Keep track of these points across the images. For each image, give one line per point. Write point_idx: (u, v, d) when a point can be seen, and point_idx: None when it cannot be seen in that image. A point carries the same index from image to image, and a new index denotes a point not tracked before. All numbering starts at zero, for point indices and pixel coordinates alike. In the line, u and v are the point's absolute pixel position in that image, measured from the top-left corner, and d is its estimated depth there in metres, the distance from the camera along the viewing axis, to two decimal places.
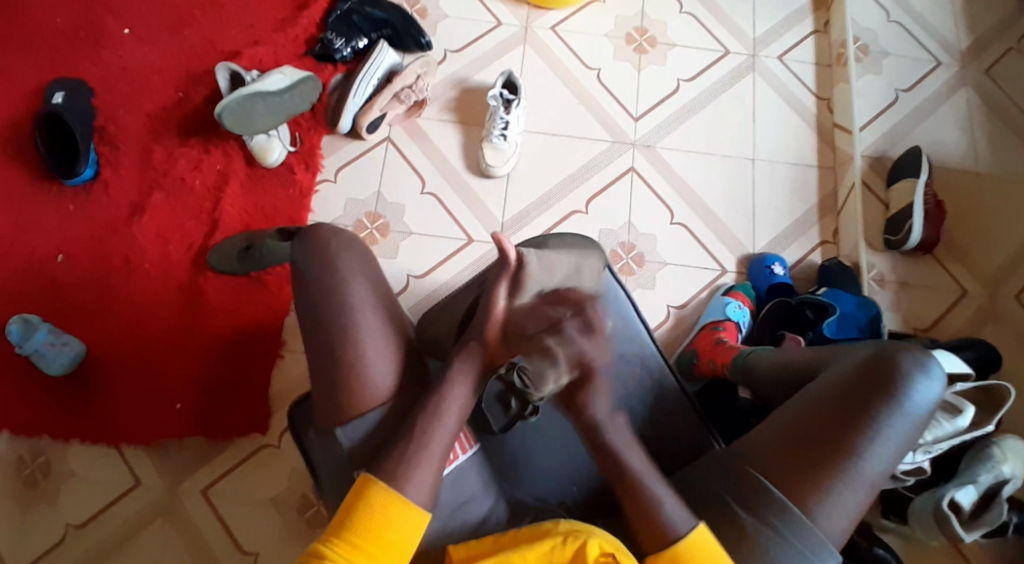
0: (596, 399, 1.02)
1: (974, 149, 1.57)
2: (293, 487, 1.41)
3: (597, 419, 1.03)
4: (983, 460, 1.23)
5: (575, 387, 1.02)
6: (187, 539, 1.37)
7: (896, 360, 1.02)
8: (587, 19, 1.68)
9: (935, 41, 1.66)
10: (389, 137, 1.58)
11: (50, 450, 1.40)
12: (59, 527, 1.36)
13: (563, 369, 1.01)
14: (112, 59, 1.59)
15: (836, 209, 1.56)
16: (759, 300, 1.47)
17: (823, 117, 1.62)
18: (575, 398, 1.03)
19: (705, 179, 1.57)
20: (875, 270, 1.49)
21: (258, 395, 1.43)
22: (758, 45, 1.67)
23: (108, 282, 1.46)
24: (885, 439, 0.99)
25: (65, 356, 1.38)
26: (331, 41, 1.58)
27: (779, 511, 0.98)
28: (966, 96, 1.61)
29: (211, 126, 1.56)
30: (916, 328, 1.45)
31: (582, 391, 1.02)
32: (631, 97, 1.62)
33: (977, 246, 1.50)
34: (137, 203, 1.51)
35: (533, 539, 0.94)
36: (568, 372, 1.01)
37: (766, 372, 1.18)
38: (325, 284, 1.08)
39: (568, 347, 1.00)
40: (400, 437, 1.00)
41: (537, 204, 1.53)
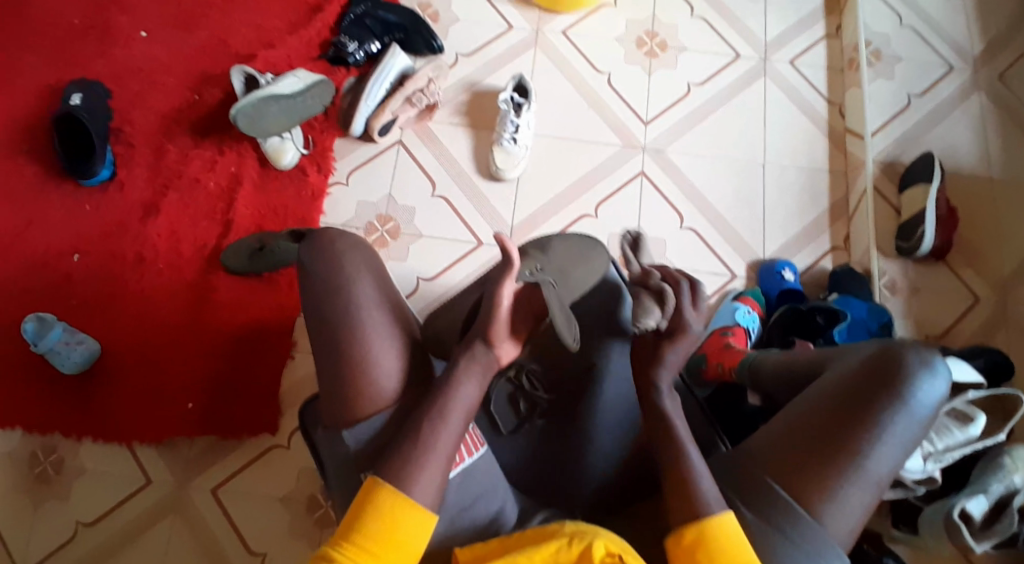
0: (675, 356, 1.07)
1: (987, 154, 1.55)
2: (301, 487, 1.42)
3: (659, 387, 1.07)
4: (994, 470, 1.22)
5: (664, 336, 1.08)
6: (196, 535, 1.38)
7: (900, 357, 1.02)
8: (598, 22, 1.68)
9: (949, 45, 1.65)
10: (400, 139, 1.59)
11: (62, 447, 1.42)
12: (70, 523, 1.38)
13: (664, 311, 1.09)
14: (128, 61, 1.61)
15: (847, 214, 1.55)
16: (769, 305, 1.47)
17: (834, 121, 1.62)
18: (653, 355, 1.08)
19: (715, 183, 1.57)
20: (886, 276, 1.48)
21: (269, 393, 1.45)
22: (769, 49, 1.66)
23: (123, 281, 1.48)
24: (889, 437, 0.99)
25: (79, 354, 1.40)
26: (344, 44, 1.59)
27: (783, 510, 0.98)
28: (980, 101, 1.60)
29: (225, 128, 1.58)
30: (927, 334, 1.44)
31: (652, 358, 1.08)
32: (641, 101, 1.62)
33: (989, 252, 1.49)
34: (151, 203, 1.53)
35: (539, 541, 0.95)
36: (663, 319, 1.09)
37: (773, 378, 1.17)
38: (332, 285, 1.09)
39: (663, 303, 1.09)
40: (405, 437, 1.00)
41: (547, 207, 1.54)
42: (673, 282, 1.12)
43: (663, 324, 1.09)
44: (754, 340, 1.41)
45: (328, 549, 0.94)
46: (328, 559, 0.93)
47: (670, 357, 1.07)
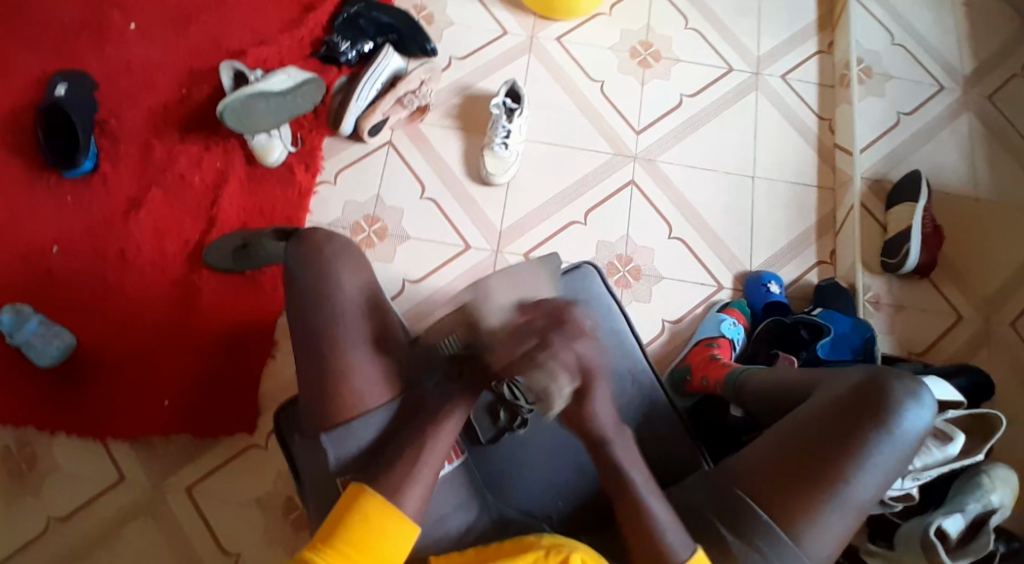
0: (599, 404, 1.00)
1: (974, 174, 1.57)
2: (278, 489, 1.41)
3: (604, 435, 1.01)
4: (973, 489, 1.24)
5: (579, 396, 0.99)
6: (169, 537, 1.36)
7: (887, 387, 1.03)
8: (593, 31, 1.68)
9: (939, 65, 1.66)
10: (390, 140, 1.58)
11: (36, 442, 1.40)
12: (41, 519, 1.36)
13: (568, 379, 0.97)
14: (117, 53, 1.59)
15: (834, 229, 1.56)
16: (754, 318, 1.48)
17: (824, 137, 1.62)
18: (579, 409, 1.00)
19: (705, 195, 1.57)
20: (870, 292, 1.49)
21: (247, 396, 1.43)
22: (761, 64, 1.67)
23: (103, 277, 1.46)
24: (873, 466, 1.00)
25: (54, 348, 1.38)
26: (337, 43, 1.58)
27: (764, 533, 0.99)
28: (968, 121, 1.61)
29: (212, 124, 1.57)
30: (909, 351, 1.45)
31: (584, 399, 0.99)
32: (634, 110, 1.62)
33: (974, 271, 1.50)
34: (135, 197, 1.51)
35: (517, 553, 0.95)
36: (571, 382, 0.97)
37: (757, 390, 1.18)
38: (318, 287, 1.10)
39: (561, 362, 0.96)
40: (401, 444, 1.03)
41: (535, 214, 1.53)
42: (559, 335, 0.97)
43: (574, 384, 0.98)
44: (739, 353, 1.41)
45: (307, 553, 0.94)
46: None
47: (597, 408, 1.00)
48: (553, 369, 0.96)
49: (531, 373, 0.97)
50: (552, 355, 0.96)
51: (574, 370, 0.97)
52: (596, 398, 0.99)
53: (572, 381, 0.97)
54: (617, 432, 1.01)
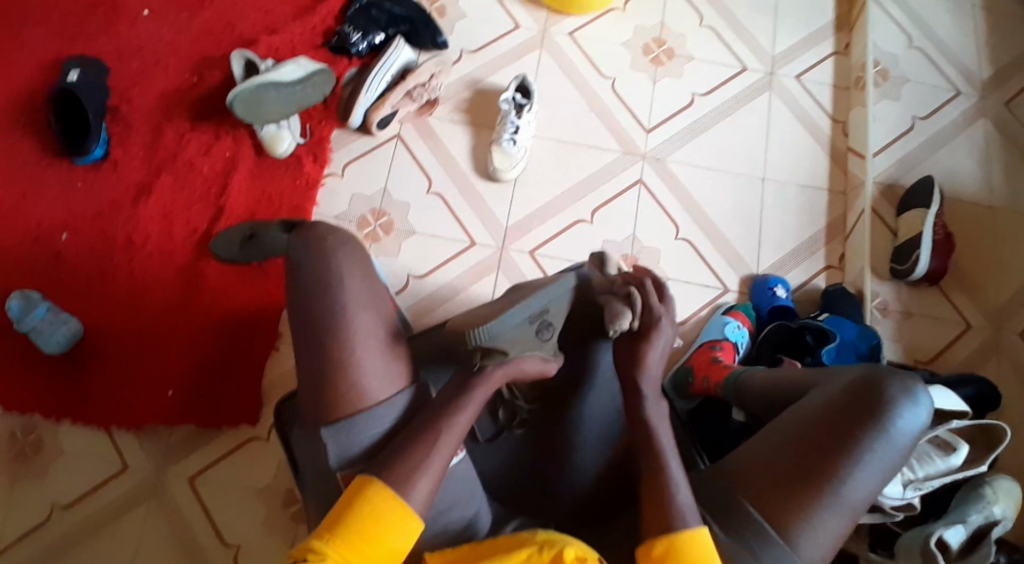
0: (653, 354, 1.10)
1: (989, 181, 1.54)
2: (279, 479, 1.42)
3: (644, 393, 1.08)
4: (975, 499, 1.22)
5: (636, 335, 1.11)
6: (172, 523, 1.38)
7: (883, 385, 1.02)
8: (606, 26, 1.66)
9: (957, 69, 1.63)
10: (399, 134, 1.58)
11: (42, 428, 1.41)
12: (46, 504, 1.38)
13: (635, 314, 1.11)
14: (129, 39, 1.60)
15: (844, 233, 1.54)
16: (760, 320, 1.46)
17: (837, 139, 1.60)
18: (632, 357, 1.11)
19: (714, 195, 1.55)
20: (879, 298, 1.47)
21: (251, 385, 1.44)
22: (776, 63, 1.65)
23: (111, 262, 1.47)
24: (869, 465, 0.99)
25: (61, 334, 1.39)
26: (348, 35, 1.58)
27: (756, 532, 0.98)
28: (985, 127, 1.58)
29: (222, 112, 1.57)
30: (916, 359, 1.44)
31: (643, 344, 1.11)
32: (645, 107, 1.60)
33: (985, 280, 1.48)
34: (144, 184, 1.52)
35: (512, 548, 0.95)
36: (634, 320, 1.11)
37: (756, 394, 1.17)
38: (321, 280, 1.10)
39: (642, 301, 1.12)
40: (399, 442, 1.02)
41: (542, 212, 1.53)
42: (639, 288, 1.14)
43: (634, 325, 1.11)
44: (742, 356, 1.40)
45: (311, 543, 0.94)
46: (313, 551, 0.93)
47: (650, 357, 1.10)
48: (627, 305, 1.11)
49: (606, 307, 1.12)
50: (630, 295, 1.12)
51: (648, 310, 1.12)
52: (653, 343, 1.10)
53: (633, 321, 1.11)
54: (657, 396, 1.09)
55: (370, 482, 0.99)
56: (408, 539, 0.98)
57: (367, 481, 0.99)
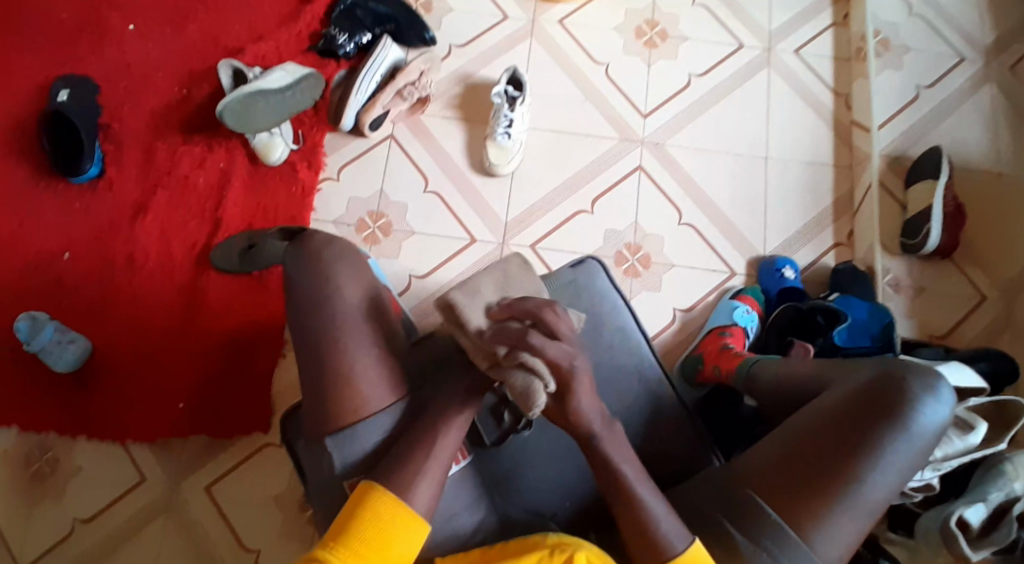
0: (584, 400, 0.97)
1: (998, 149, 1.50)
2: (293, 487, 1.41)
3: (591, 434, 0.98)
4: (995, 477, 1.19)
5: (561, 392, 0.96)
6: (191, 535, 1.38)
7: (902, 382, 0.99)
8: (596, 12, 1.63)
9: (959, 34, 1.58)
10: (392, 134, 1.56)
11: (57, 446, 1.42)
12: (67, 520, 1.38)
13: (541, 382, 0.93)
14: (117, 56, 1.59)
15: (852, 209, 1.50)
16: (770, 304, 1.43)
17: (840, 113, 1.56)
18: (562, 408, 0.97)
19: (716, 179, 1.52)
20: (890, 275, 1.43)
21: (259, 397, 1.43)
22: (773, 39, 1.61)
23: (113, 281, 1.47)
24: (888, 464, 0.97)
25: (71, 353, 1.39)
26: (335, 36, 1.55)
27: (772, 534, 0.96)
28: (990, 93, 1.54)
29: (214, 123, 1.56)
30: (930, 335, 1.40)
31: (567, 399, 0.96)
32: (640, 93, 1.57)
33: (999, 251, 1.44)
34: (141, 201, 1.51)
35: (522, 553, 0.93)
36: (548, 382, 0.94)
37: (772, 384, 1.14)
38: (318, 291, 1.08)
39: (541, 359, 0.93)
40: (399, 449, 1.01)
41: (540, 205, 1.50)
42: (532, 344, 0.94)
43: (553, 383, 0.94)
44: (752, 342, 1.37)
45: (319, 551, 0.93)
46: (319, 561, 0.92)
47: (578, 404, 0.97)
48: (529, 369, 0.94)
49: (511, 373, 0.94)
50: (529, 355, 0.94)
51: (547, 366, 0.93)
52: (577, 398, 0.96)
53: (549, 384, 0.94)
54: (606, 427, 0.99)
55: (374, 486, 0.97)
56: (415, 547, 0.97)
57: (370, 485, 0.97)
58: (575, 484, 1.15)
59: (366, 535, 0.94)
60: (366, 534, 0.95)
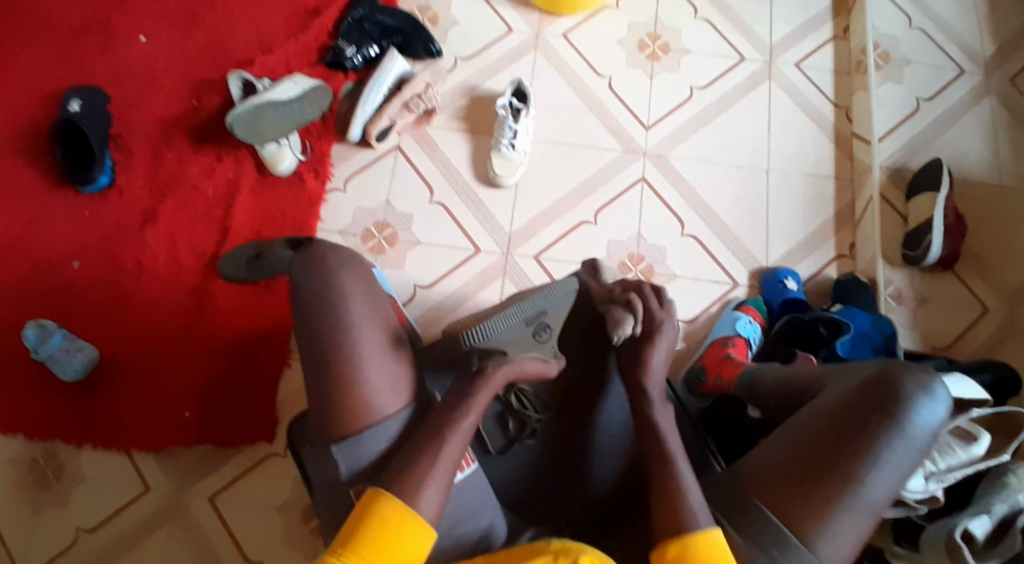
0: (658, 357, 1.10)
1: (998, 160, 1.51)
2: (297, 496, 1.42)
3: (650, 397, 1.08)
4: (999, 489, 1.19)
5: (642, 342, 1.10)
6: (195, 543, 1.39)
7: (897, 382, 1.00)
8: (600, 25, 1.65)
9: (959, 48, 1.60)
10: (398, 145, 1.57)
11: (62, 454, 1.43)
12: (70, 529, 1.39)
13: (636, 319, 1.10)
14: (127, 67, 1.61)
15: (853, 221, 1.52)
16: (771, 315, 1.44)
17: (841, 125, 1.58)
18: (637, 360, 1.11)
19: (719, 189, 1.53)
20: (891, 286, 1.45)
21: (264, 404, 1.45)
22: (775, 52, 1.63)
23: (121, 289, 1.48)
24: (886, 464, 0.98)
25: (78, 361, 1.40)
26: (343, 48, 1.58)
27: (773, 537, 0.97)
28: (990, 106, 1.55)
29: (223, 133, 1.58)
30: (933, 346, 1.41)
31: (646, 347, 1.10)
32: (643, 105, 1.59)
33: (1000, 262, 1.45)
34: (150, 210, 1.53)
35: (526, 556, 0.94)
36: (637, 324, 1.10)
37: (772, 389, 1.16)
38: (325, 298, 1.09)
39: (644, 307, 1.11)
40: (405, 454, 1.02)
41: (543, 215, 1.52)
42: (637, 295, 1.12)
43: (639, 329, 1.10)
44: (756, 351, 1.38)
45: (327, 556, 0.95)
46: None
47: (653, 357, 1.10)
48: (628, 310, 1.10)
49: (608, 313, 1.11)
50: (629, 301, 1.11)
51: (647, 315, 1.11)
52: (657, 348, 1.09)
53: (636, 325, 1.09)
54: (664, 400, 1.09)
55: (382, 492, 0.99)
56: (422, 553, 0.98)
57: (379, 491, 0.98)
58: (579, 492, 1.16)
59: (372, 540, 0.95)
60: (372, 539, 0.95)
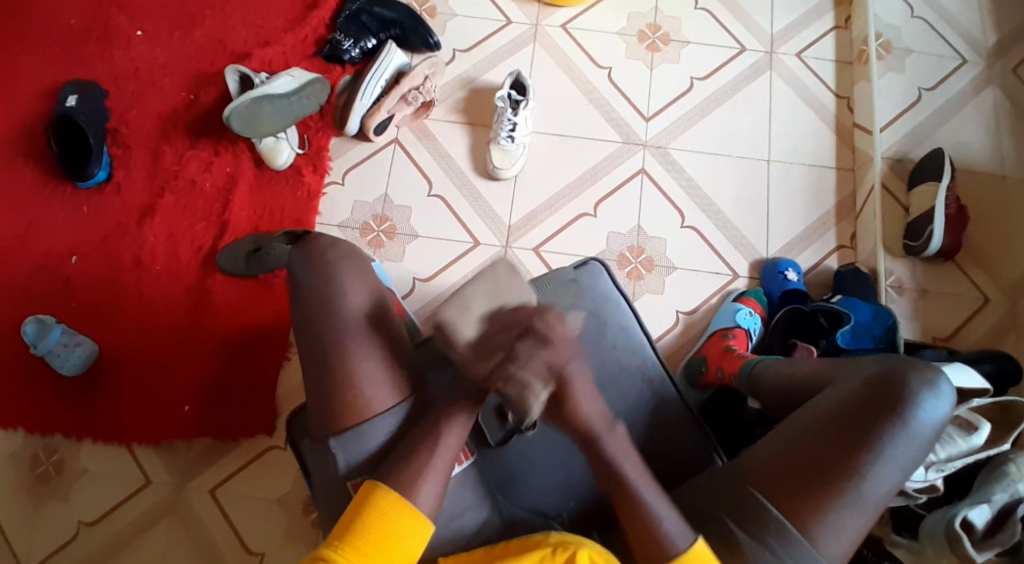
0: (583, 401, 0.99)
1: (1001, 150, 1.50)
2: (298, 489, 1.42)
3: (594, 431, 1.01)
4: (999, 478, 1.18)
5: (558, 397, 0.99)
6: (196, 536, 1.39)
7: (902, 379, 0.99)
8: (599, 16, 1.64)
9: (962, 37, 1.59)
10: (396, 138, 1.57)
11: (63, 447, 1.43)
12: (72, 522, 1.39)
13: (541, 387, 0.96)
14: (125, 61, 1.60)
15: (854, 213, 1.51)
16: (772, 306, 1.43)
17: (842, 116, 1.57)
18: (561, 408, 1.00)
19: (718, 181, 1.53)
20: (893, 276, 1.44)
21: (264, 397, 1.44)
22: (775, 42, 1.62)
23: (119, 285, 1.48)
24: (889, 460, 0.97)
25: (77, 356, 1.40)
26: (340, 41, 1.57)
27: (774, 531, 0.96)
28: (993, 95, 1.54)
29: (221, 127, 1.57)
30: (933, 337, 1.40)
31: (565, 398, 0.99)
32: (643, 97, 1.58)
33: (1002, 252, 1.44)
34: (148, 205, 1.53)
35: (524, 550, 0.94)
36: (545, 386, 0.97)
37: (773, 384, 1.15)
38: (321, 292, 1.09)
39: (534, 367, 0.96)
40: (402, 448, 1.01)
41: (543, 208, 1.51)
42: (527, 346, 0.96)
43: (550, 388, 0.97)
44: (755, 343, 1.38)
45: (324, 550, 0.95)
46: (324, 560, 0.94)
47: (581, 406, 1.00)
48: (525, 377, 0.96)
49: (507, 382, 0.97)
50: (522, 361, 0.96)
51: (547, 371, 0.96)
52: (578, 398, 0.99)
53: (548, 386, 0.97)
54: (608, 426, 1.01)
55: (379, 486, 0.98)
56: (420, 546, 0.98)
57: (376, 485, 0.98)
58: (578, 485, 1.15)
59: (368, 535, 0.95)
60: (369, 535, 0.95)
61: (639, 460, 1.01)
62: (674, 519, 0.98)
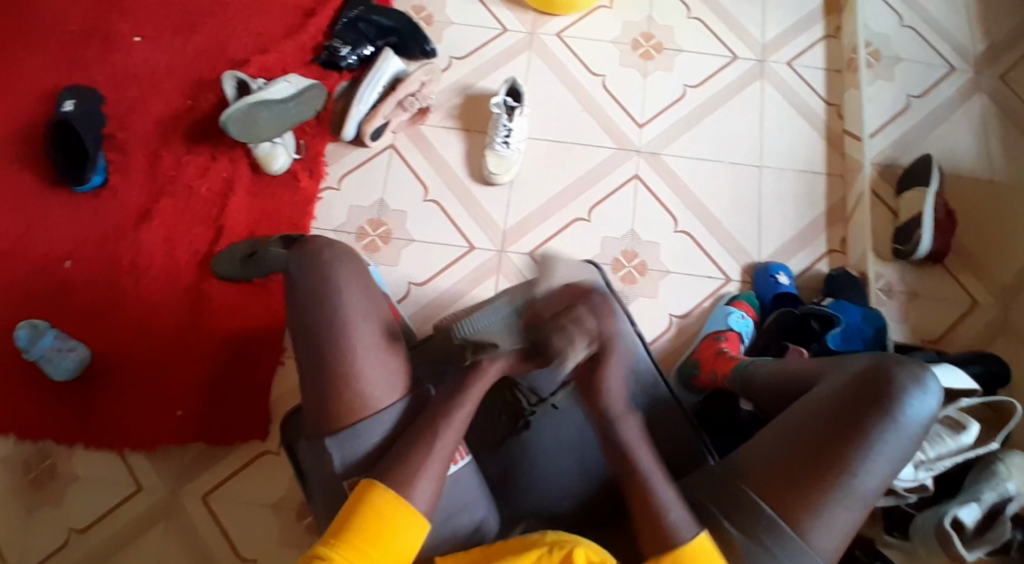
0: (613, 372, 1.05)
1: (988, 157, 1.52)
2: (292, 494, 1.42)
3: (611, 413, 1.05)
4: (988, 477, 1.20)
5: (595, 362, 1.04)
6: (189, 542, 1.38)
7: (890, 375, 1.01)
8: (594, 24, 1.66)
9: (949, 46, 1.62)
10: (392, 144, 1.58)
11: (55, 454, 1.42)
12: (63, 529, 1.39)
13: (587, 343, 1.01)
14: (123, 67, 1.61)
15: (844, 217, 1.53)
16: (764, 311, 1.45)
17: (832, 123, 1.59)
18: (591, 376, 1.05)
19: (711, 187, 1.54)
20: (883, 281, 1.46)
21: (259, 401, 1.44)
22: (767, 51, 1.64)
23: (115, 288, 1.48)
24: (879, 455, 0.98)
25: (70, 361, 1.40)
26: (337, 48, 1.58)
27: (767, 527, 0.97)
28: (980, 102, 1.57)
29: (218, 132, 1.58)
30: (923, 340, 1.42)
31: (600, 365, 1.04)
32: (637, 104, 1.60)
33: (991, 256, 1.46)
34: (145, 209, 1.53)
35: (522, 548, 0.95)
36: (587, 346, 1.01)
37: (765, 384, 1.16)
38: (318, 291, 1.10)
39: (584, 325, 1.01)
40: (400, 446, 1.02)
41: (537, 213, 1.53)
42: (585, 307, 1.02)
43: (589, 351, 1.02)
44: (749, 346, 1.38)
45: (320, 547, 0.94)
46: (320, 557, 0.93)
47: (610, 377, 1.05)
48: (574, 332, 1.00)
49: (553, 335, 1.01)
50: (576, 319, 1.01)
51: (596, 333, 1.01)
52: (610, 368, 1.04)
53: (589, 346, 1.01)
54: (623, 413, 1.05)
55: (376, 485, 0.98)
56: (415, 545, 0.98)
57: (373, 484, 0.98)
58: (573, 485, 1.16)
59: (364, 532, 0.95)
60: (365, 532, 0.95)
61: (635, 458, 1.02)
62: (678, 509, 0.98)
